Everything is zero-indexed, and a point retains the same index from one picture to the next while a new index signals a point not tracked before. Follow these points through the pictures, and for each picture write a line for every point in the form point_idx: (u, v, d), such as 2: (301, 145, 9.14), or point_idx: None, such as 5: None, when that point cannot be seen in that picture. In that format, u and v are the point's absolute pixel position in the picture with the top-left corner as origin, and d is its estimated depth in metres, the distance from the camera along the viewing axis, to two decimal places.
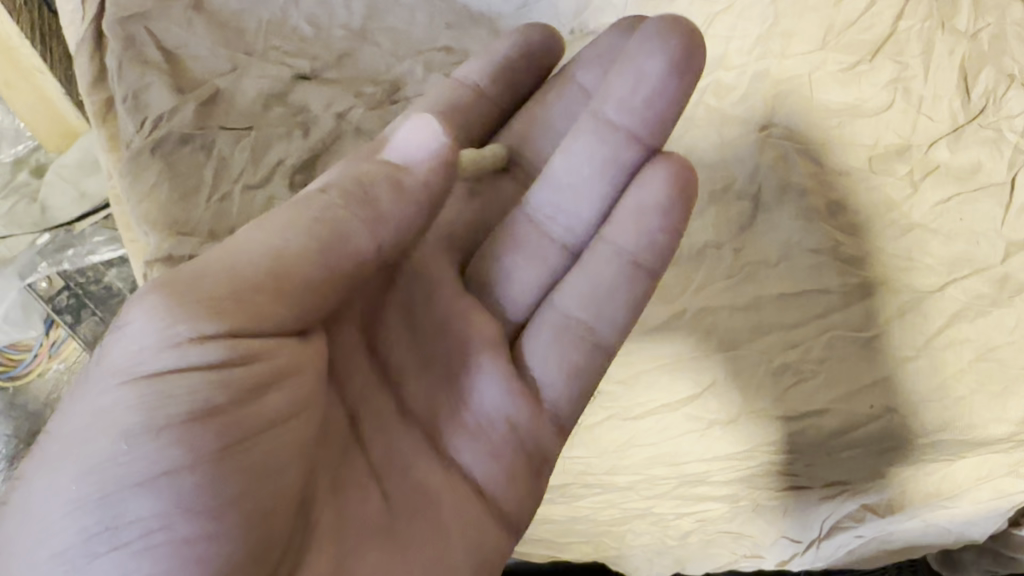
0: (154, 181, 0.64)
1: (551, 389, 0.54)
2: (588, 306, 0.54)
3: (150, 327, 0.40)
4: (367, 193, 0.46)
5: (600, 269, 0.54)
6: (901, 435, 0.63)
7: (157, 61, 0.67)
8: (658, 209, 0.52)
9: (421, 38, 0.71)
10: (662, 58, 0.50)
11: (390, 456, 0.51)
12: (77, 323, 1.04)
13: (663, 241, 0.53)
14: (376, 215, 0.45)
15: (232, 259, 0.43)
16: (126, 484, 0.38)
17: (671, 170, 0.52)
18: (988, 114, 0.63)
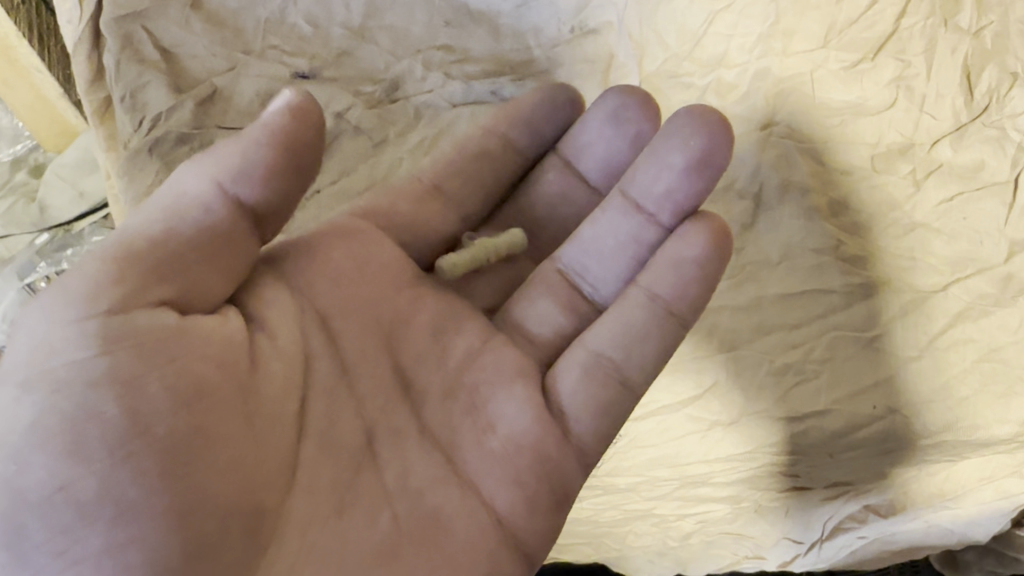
0: (151, 180, 0.64)
1: (579, 426, 0.52)
2: (617, 351, 0.53)
3: (29, 337, 0.40)
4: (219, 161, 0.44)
5: (632, 313, 0.54)
6: (904, 435, 0.62)
7: (154, 60, 0.67)
8: (691, 262, 0.53)
9: (421, 37, 0.70)
10: (696, 139, 0.54)
11: (407, 480, 0.48)
12: None
13: (694, 291, 0.53)
14: (228, 169, 0.44)
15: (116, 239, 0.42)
16: (22, 504, 0.37)
17: (707, 232, 0.53)
18: (990, 113, 0.62)
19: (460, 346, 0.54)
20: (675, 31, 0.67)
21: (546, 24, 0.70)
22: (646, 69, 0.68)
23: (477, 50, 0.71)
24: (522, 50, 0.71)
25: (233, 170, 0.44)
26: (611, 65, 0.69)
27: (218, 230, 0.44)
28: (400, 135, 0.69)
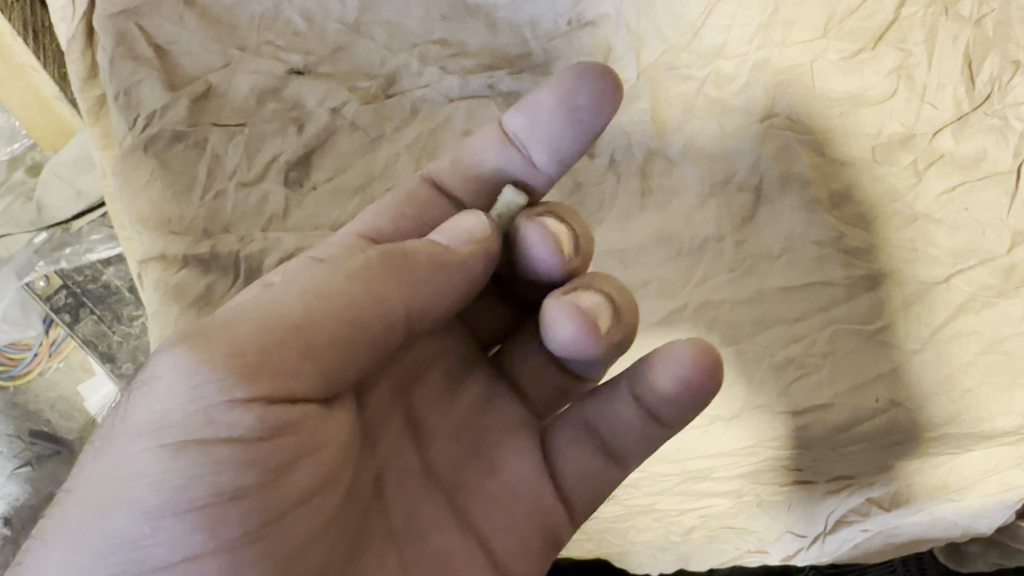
0: (147, 180, 0.63)
1: (570, 480, 0.50)
2: (606, 436, 0.50)
3: (174, 389, 0.37)
4: (406, 258, 0.43)
5: (615, 409, 0.49)
6: (908, 428, 0.61)
7: (148, 57, 0.66)
8: (667, 389, 0.46)
9: (417, 31, 0.70)
10: (675, 376, 0.46)
11: (413, 521, 0.46)
12: (76, 323, 1.00)
13: (683, 407, 0.47)
14: (409, 276, 0.42)
15: (256, 312, 0.39)
16: (147, 568, 0.36)
17: (686, 368, 0.45)
18: (993, 101, 0.65)
19: (470, 393, 0.51)
20: (673, 22, 0.68)
21: (545, 16, 0.71)
22: (644, 61, 0.69)
23: (474, 44, 0.71)
24: (519, 43, 0.71)
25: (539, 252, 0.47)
26: (609, 57, 0.69)
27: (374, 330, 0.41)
28: (397, 130, 0.67)
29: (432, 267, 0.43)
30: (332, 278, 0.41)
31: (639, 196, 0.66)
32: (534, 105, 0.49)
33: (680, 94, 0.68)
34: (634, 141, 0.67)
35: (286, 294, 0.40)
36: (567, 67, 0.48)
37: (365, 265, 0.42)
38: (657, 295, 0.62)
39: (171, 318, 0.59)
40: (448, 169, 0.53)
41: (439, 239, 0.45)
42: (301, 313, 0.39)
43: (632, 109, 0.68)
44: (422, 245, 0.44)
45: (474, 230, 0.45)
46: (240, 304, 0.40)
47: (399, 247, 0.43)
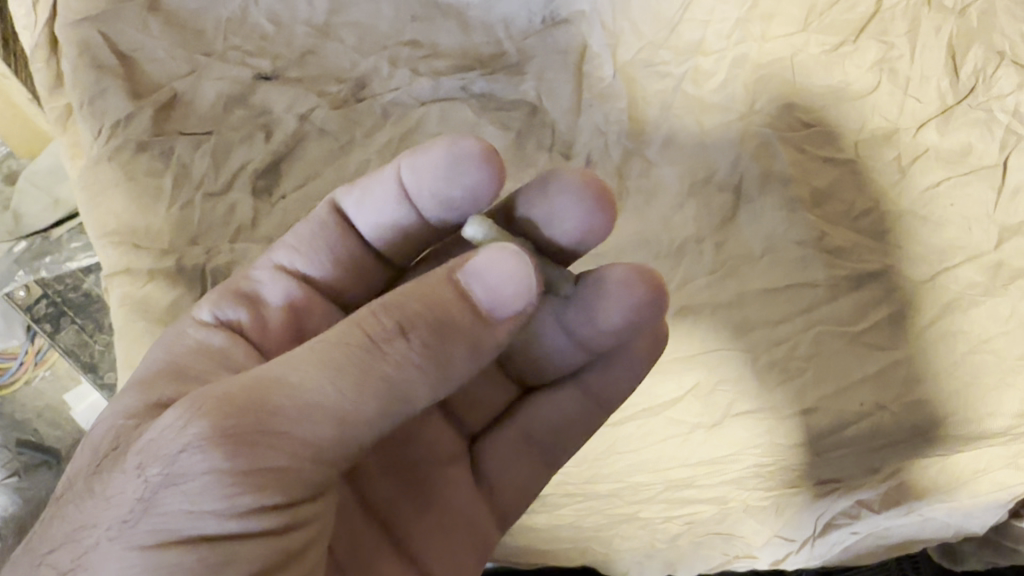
0: (113, 192, 0.61)
1: (504, 488, 0.52)
2: (543, 437, 0.53)
3: (207, 491, 0.34)
4: (444, 355, 0.36)
5: (564, 403, 0.53)
6: (892, 432, 0.60)
7: (112, 65, 0.64)
8: (627, 366, 0.51)
9: (387, 32, 0.69)
10: (631, 345, 0.51)
11: (355, 552, 0.46)
12: (56, 333, 0.96)
13: (634, 378, 0.52)
14: (447, 377, 0.37)
15: (294, 416, 0.34)
16: None
17: (649, 341, 0.51)
18: (977, 95, 0.64)
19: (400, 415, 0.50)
20: (650, 18, 0.67)
21: (516, 15, 0.70)
22: (621, 58, 0.68)
23: (446, 44, 0.69)
24: (492, 43, 0.69)
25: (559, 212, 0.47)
26: (584, 54, 0.68)
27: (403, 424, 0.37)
28: (367, 135, 0.66)
29: (467, 354, 0.37)
30: (368, 377, 0.35)
31: (617, 197, 0.64)
32: (421, 176, 0.46)
33: (657, 92, 0.67)
34: (610, 141, 0.66)
35: (323, 392, 0.35)
36: (454, 140, 0.44)
37: (404, 369, 0.35)
38: None
39: (138, 332, 0.58)
40: (352, 208, 0.50)
41: (478, 294, 0.37)
42: (334, 424, 0.35)
43: (609, 109, 0.66)
44: (466, 319, 0.37)
45: (521, 295, 0.37)
46: (270, 396, 0.34)
47: (445, 326, 0.36)
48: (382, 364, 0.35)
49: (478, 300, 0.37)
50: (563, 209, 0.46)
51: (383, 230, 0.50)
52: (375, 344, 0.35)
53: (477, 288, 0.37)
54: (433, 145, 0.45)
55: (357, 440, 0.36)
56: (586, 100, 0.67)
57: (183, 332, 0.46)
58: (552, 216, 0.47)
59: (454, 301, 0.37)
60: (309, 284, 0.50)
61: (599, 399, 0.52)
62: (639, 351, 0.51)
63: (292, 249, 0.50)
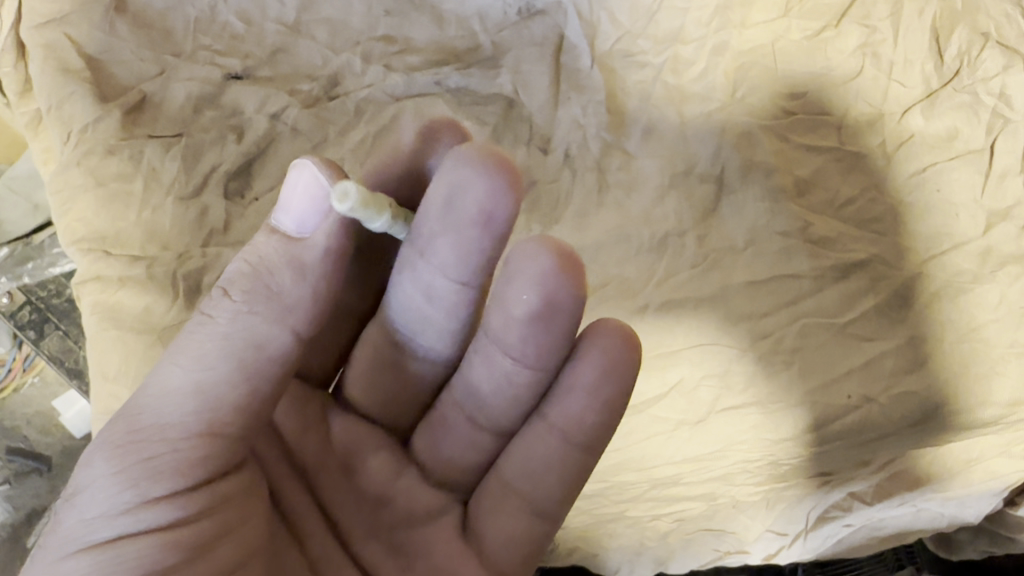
0: (81, 197, 0.60)
1: (489, 543, 0.46)
2: (520, 482, 0.46)
3: (96, 493, 0.35)
4: (271, 284, 0.37)
5: (534, 447, 0.46)
6: (882, 426, 0.58)
7: (78, 68, 0.63)
8: (589, 389, 0.44)
9: (360, 28, 0.67)
10: (593, 367, 0.44)
11: None
12: (40, 340, 0.91)
13: (607, 402, 0.45)
14: (284, 304, 0.37)
15: (154, 405, 0.36)
16: None
17: (610, 348, 0.44)
18: (963, 77, 0.63)
19: (377, 470, 0.47)
20: (628, 7, 0.66)
21: (491, 7, 0.69)
22: (599, 49, 0.67)
23: (420, 39, 0.68)
24: (467, 36, 0.68)
25: (437, 196, 0.41)
26: (561, 46, 0.67)
27: (276, 367, 0.37)
28: (340, 134, 0.64)
29: (295, 275, 0.38)
30: (206, 343, 0.37)
31: (597, 191, 0.62)
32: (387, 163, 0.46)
33: (636, 83, 0.66)
34: (588, 135, 0.64)
35: (176, 375, 0.36)
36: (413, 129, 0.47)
37: (231, 315, 0.37)
38: (615, 296, 0.58)
39: (109, 342, 0.56)
40: None
41: (288, 226, 0.38)
42: (190, 395, 0.36)
43: (587, 101, 0.65)
44: (274, 250, 0.38)
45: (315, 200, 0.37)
46: (133, 399, 0.37)
47: (262, 273, 0.38)
48: (210, 322, 0.37)
49: (292, 231, 0.38)
50: (460, 203, 0.41)
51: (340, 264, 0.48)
52: (201, 314, 0.37)
53: (286, 220, 0.38)
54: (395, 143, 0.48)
55: (223, 399, 0.36)
56: (564, 92, 0.65)
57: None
58: (456, 219, 0.41)
59: (266, 242, 0.38)
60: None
61: (575, 437, 0.45)
62: (606, 370, 0.44)
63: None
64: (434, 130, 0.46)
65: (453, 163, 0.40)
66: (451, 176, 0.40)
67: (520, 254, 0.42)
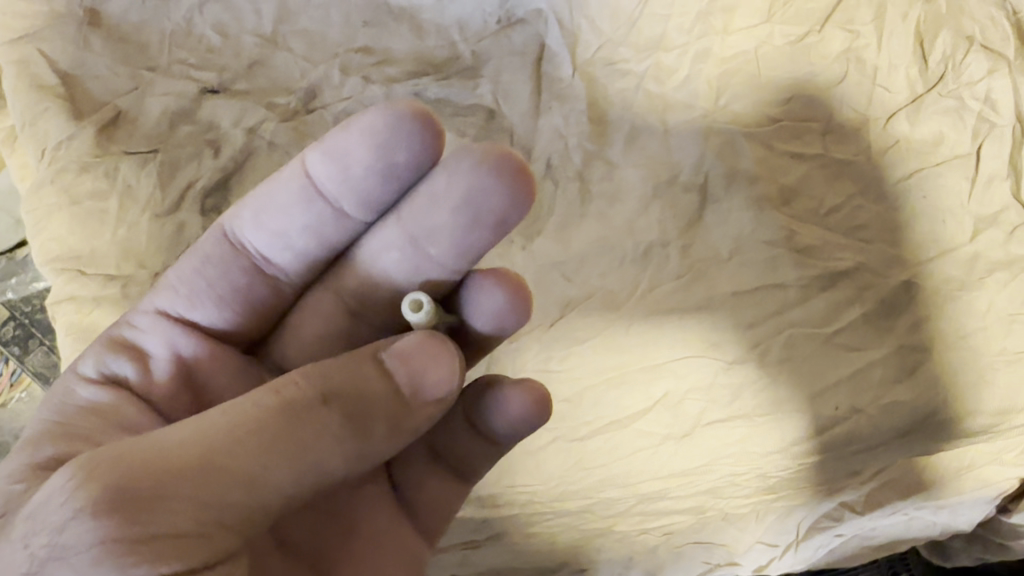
0: (56, 215, 0.59)
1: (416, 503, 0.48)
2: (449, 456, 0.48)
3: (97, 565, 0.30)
4: (360, 420, 0.35)
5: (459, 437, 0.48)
6: (866, 437, 0.58)
7: (53, 85, 0.62)
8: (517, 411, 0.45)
9: (338, 39, 0.67)
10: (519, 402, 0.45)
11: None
12: (25, 355, 0.91)
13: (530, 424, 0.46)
14: (360, 448, 0.35)
15: (202, 476, 0.31)
16: None
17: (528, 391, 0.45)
18: (948, 81, 0.62)
19: None
20: (609, 15, 0.65)
21: (471, 17, 0.68)
22: (580, 58, 0.66)
23: (399, 49, 0.67)
24: (446, 46, 0.67)
25: (460, 191, 0.41)
26: (542, 55, 0.66)
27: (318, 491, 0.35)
28: None
29: (387, 433, 0.36)
30: (281, 443, 0.33)
31: (579, 202, 0.61)
32: (342, 154, 0.42)
33: (618, 91, 0.65)
34: (570, 145, 0.63)
35: (240, 456, 0.32)
36: (373, 109, 0.41)
37: (319, 432, 0.33)
38: (599, 308, 0.57)
39: None
40: (248, 225, 0.46)
41: (400, 376, 0.36)
42: (246, 488, 0.32)
43: (568, 111, 0.64)
44: (383, 390, 0.35)
45: (443, 382, 0.37)
46: (178, 457, 0.32)
47: (360, 406, 0.35)
48: (298, 424, 0.33)
49: (400, 381, 0.36)
50: (479, 211, 0.41)
51: (294, 237, 0.46)
52: (294, 410, 0.33)
53: (399, 370, 0.36)
54: (355, 120, 0.42)
55: (269, 507, 0.33)
56: (546, 102, 0.65)
57: (74, 395, 0.43)
58: (468, 222, 0.42)
59: (375, 378, 0.36)
60: (197, 327, 0.47)
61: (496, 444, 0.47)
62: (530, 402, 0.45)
63: (173, 289, 0.47)
64: (402, 107, 0.40)
65: (486, 172, 0.41)
66: (478, 192, 0.41)
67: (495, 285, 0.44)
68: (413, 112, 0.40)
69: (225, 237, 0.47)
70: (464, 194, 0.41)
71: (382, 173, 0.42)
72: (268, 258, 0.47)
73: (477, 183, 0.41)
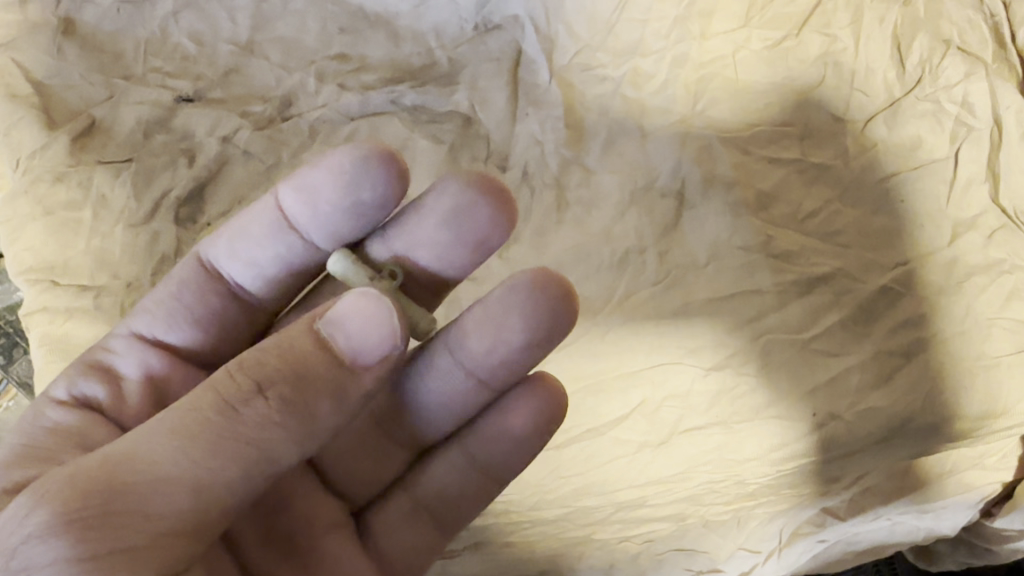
0: (30, 225, 0.59)
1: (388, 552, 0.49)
2: (432, 504, 0.50)
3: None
4: (304, 401, 0.33)
5: (450, 475, 0.49)
6: (846, 444, 0.58)
7: (27, 94, 0.62)
8: (511, 437, 0.47)
9: (314, 47, 0.66)
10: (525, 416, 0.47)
11: None
12: (9, 364, 0.88)
13: (524, 450, 0.47)
14: (309, 429, 0.34)
15: (144, 489, 0.32)
16: None
17: (536, 402, 0.47)
18: (925, 85, 0.62)
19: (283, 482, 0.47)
20: (586, 20, 0.65)
21: (448, 23, 0.68)
22: (557, 63, 0.66)
23: (375, 57, 0.67)
24: (423, 53, 0.67)
25: (448, 204, 0.43)
26: (518, 61, 0.66)
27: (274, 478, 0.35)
28: (294, 155, 0.62)
29: (333, 405, 0.34)
30: (221, 441, 0.32)
31: (556, 209, 0.60)
32: (312, 190, 0.43)
33: (595, 96, 0.65)
34: (546, 151, 0.63)
35: (179, 464, 0.32)
36: (342, 149, 0.42)
37: (258, 424, 0.33)
38: (576, 316, 0.57)
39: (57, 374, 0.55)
40: (223, 253, 0.48)
41: (341, 344, 0.34)
42: (190, 492, 0.32)
43: (545, 117, 0.64)
44: (326, 365, 0.34)
45: (386, 340, 0.35)
46: (117, 472, 0.32)
47: (303, 383, 0.33)
48: (234, 421, 0.33)
49: (342, 349, 0.34)
50: (463, 222, 0.43)
51: (265, 265, 0.47)
52: (228, 406, 0.33)
53: (339, 337, 0.34)
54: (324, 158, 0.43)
55: (221, 504, 0.33)
56: (522, 108, 0.64)
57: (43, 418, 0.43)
58: (455, 235, 0.44)
59: (317, 355, 0.34)
60: (173, 348, 0.48)
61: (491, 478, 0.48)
62: (533, 422, 0.47)
63: (150, 313, 0.48)
64: (367, 147, 0.41)
65: (470, 186, 0.43)
66: (466, 208, 0.43)
67: (507, 305, 0.43)
68: (380, 153, 0.41)
69: (198, 263, 0.48)
70: (450, 206, 0.43)
71: (349, 207, 0.43)
72: (243, 287, 0.48)
73: (460, 197, 0.43)
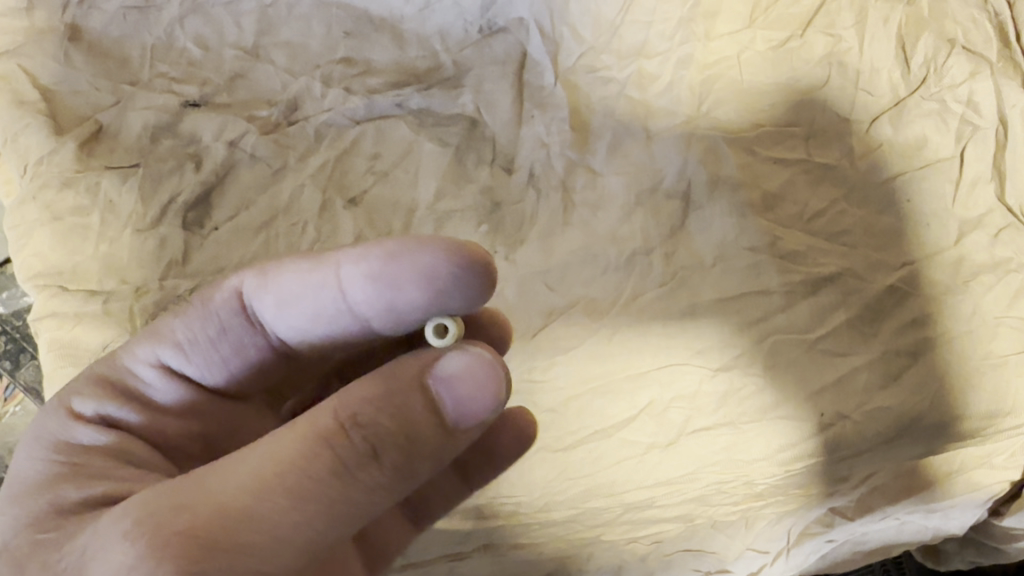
0: (38, 231, 0.59)
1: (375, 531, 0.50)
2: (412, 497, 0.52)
3: None
4: (408, 465, 0.36)
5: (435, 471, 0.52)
6: (856, 443, 0.58)
7: (34, 100, 0.62)
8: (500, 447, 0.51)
9: (319, 51, 0.66)
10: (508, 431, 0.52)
11: None
12: (16, 369, 0.88)
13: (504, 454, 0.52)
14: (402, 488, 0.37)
15: (264, 550, 0.33)
16: None
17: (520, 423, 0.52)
18: (930, 85, 0.62)
19: None
20: (591, 23, 0.65)
21: (453, 25, 0.67)
22: (562, 66, 0.66)
23: (381, 61, 0.67)
24: (428, 56, 0.67)
25: None
26: (522, 63, 0.66)
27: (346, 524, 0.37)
28: (301, 159, 0.62)
29: (431, 468, 0.37)
30: (338, 506, 0.34)
31: (562, 211, 0.61)
32: (394, 285, 0.42)
33: (601, 98, 0.65)
34: (552, 153, 0.63)
35: (299, 526, 0.33)
36: (442, 256, 0.42)
37: (371, 489, 0.35)
38: (584, 317, 0.57)
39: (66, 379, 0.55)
40: (270, 312, 0.45)
41: (447, 406, 0.37)
42: (303, 553, 0.34)
43: (550, 119, 0.64)
44: (430, 428, 0.37)
45: (483, 411, 0.38)
46: (238, 533, 0.32)
47: (410, 447, 0.36)
48: (352, 486, 0.35)
49: (447, 410, 0.37)
50: None
51: (313, 333, 0.46)
52: (345, 469, 0.34)
53: (446, 395, 0.37)
54: (415, 254, 0.42)
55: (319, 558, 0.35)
56: (528, 111, 0.64)
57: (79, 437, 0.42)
58: None
59: (422, 410, 0.37)
60: (203, 390, 0.47)
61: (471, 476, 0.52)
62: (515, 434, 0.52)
63: (185, 353, 0.45)
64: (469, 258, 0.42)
65: None
66: None
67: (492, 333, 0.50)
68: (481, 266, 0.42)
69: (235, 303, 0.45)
70: None
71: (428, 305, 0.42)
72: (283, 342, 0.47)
73: None
